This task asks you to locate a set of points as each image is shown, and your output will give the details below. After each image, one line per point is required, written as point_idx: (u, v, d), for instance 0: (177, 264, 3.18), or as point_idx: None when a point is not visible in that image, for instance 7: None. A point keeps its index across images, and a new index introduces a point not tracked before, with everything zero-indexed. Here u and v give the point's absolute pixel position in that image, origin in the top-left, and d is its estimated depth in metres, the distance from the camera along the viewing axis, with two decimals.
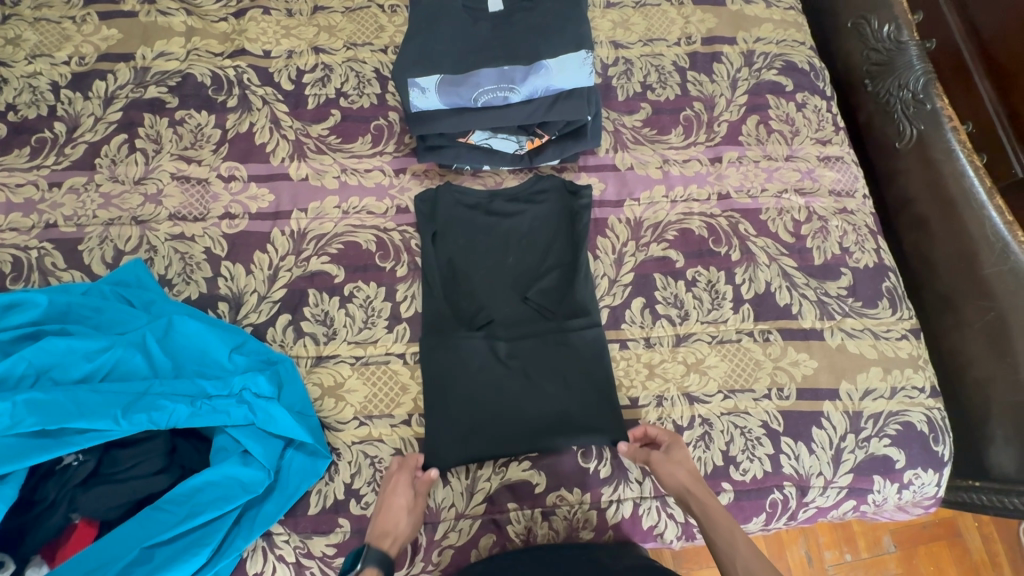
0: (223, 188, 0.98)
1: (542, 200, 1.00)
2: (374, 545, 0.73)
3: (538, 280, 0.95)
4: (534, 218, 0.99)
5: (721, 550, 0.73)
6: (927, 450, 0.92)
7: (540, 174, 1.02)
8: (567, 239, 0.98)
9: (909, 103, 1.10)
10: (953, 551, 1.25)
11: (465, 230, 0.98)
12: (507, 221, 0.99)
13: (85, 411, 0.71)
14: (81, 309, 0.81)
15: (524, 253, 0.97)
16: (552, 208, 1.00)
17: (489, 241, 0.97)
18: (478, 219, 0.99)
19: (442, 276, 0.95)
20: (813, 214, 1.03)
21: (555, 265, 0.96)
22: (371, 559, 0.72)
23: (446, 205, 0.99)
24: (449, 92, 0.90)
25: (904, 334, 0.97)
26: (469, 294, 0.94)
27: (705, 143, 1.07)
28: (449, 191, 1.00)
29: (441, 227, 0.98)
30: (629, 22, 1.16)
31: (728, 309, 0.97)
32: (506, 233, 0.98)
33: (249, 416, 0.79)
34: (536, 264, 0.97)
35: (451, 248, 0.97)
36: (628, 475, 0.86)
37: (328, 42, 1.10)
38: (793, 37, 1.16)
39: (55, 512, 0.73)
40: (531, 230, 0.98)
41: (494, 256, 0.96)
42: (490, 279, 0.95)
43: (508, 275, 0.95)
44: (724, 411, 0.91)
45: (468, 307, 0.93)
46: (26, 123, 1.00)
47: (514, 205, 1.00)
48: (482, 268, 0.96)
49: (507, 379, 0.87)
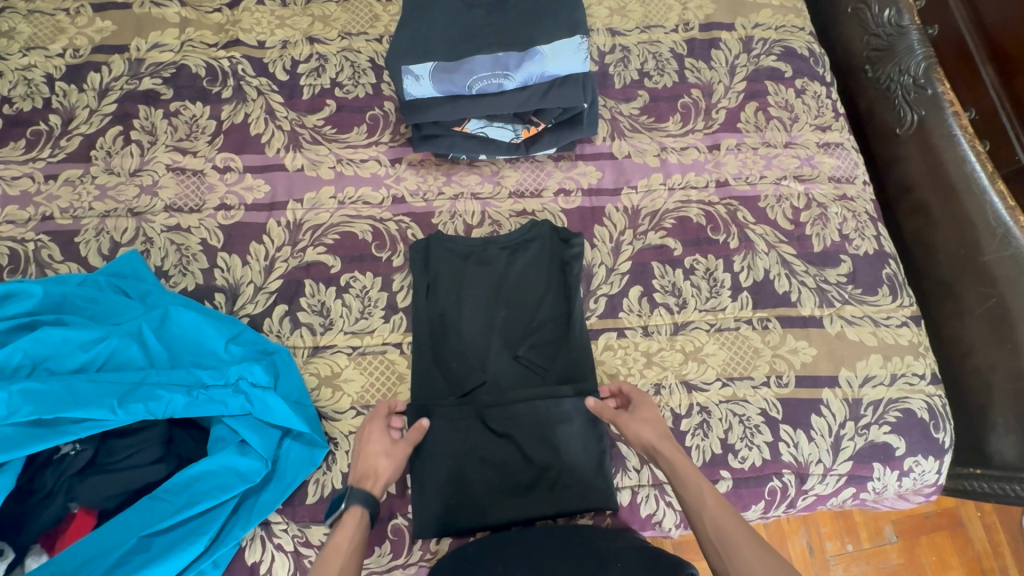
0: (218, 179, 0.98)
1: (533, 248, 0.96)
2: (359, 487, 0.74)
3: (529, 336, 0.91)
4: (526, 268, 0.95)
5: (690, 504, 0.70)
6: (927, 437, 0.91)
7: (533, 221, 0.97)
8: (559, 293, 0.94)
9: (910, 88, 1.09)
10: (955, 540, 1.25)
11: (454, 282, 0.93)
12: (498, 272, 0.94)
13: (81, 402, 0.72)
14: (77, 300, 0.81)
15: (515, 307, 0.93)
16: (545, 257, 0.96)
17: (478, 294, 0.93)
18: (468, 271, 0.94)
19: (429, 332, 0.91)
20: (812, 201, 1.02)
21: (547, 320, 0.92)
22: (356, 499, 0.72)
23: (435, 253, 0.94)
24: (443, 79, 0.90)
25: (904, 321, 0.97)
26: (458, 351, 0.90)
27: (702, 130, 1.06)
28: (438, 242, 0.95)
29: (431, 280, 0.94)
30: (625, 9, 1.15)
31: (726, 297, 0.96)
32: (496, 284, 0.94)
33: (246, 406, 0.79)
34: (527, 318, 0.92)
35: (439, 302, 0.93)
36: (626, 464, 0.88)
37: (323, 31, 1.09)
38: (792, 22, 1.15)
39: (52, 501, 0.73)
40: (522, 283, 0.94)
41: (484, 310, 0.92)
42: (479, 335, 0.91)
43: (499, 333, 0.90)
44: (722, 399, 0.90)
45: (457, 363, 0.89)
46: (22, 116, 1.00)
47: (504, 253, 0.95)
48: (471, 324, 0.91)
49: (497, 447, 0.83)
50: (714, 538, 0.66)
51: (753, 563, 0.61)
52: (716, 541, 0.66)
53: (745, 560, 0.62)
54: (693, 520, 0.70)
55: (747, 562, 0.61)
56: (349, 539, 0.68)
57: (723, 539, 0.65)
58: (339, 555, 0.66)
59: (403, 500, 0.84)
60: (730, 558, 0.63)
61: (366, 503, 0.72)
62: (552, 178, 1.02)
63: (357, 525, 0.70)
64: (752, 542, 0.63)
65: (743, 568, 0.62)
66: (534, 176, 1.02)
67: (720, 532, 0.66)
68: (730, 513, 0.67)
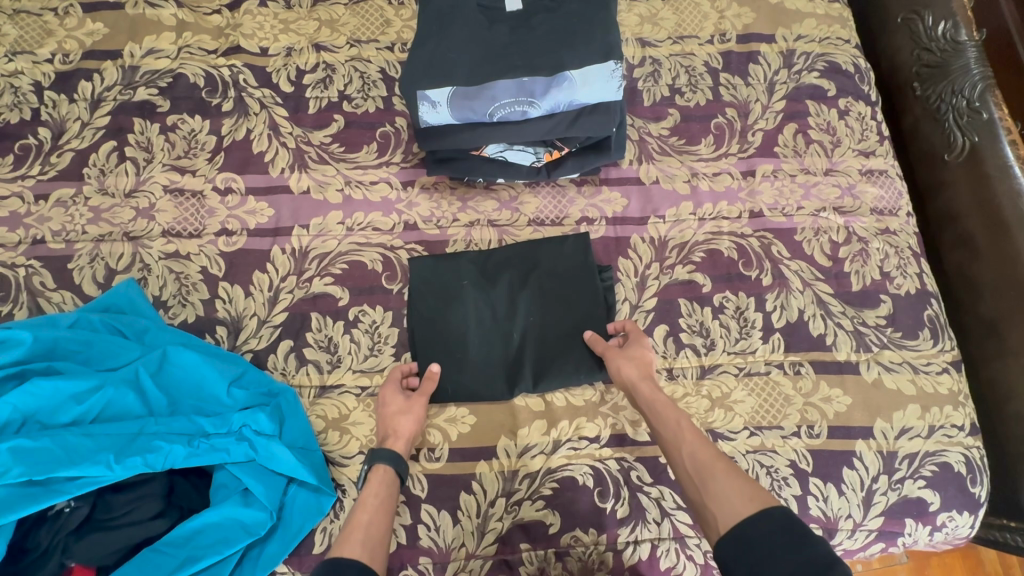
0: (219, 202, 0.92)
1: (556, 270, 0.90)
2: (384, 446, 0.76)
3: (541, 349, 0.87)
4: (542, 275, 0.90)
5: (667, 438, 0.71)
6: (963, 491, 0.87)
7: (564, 244, 0.92)
8: (579, 317, 0.88)
9: (964, 111, 1.01)
10: (965, 561, 1.15)
11: (462, 291, 0.89)
12: (510, 279, 0.90)
13: (76, 459, 0.68)
14: (68, 345, 0.76)
15: (527, 319, 0.88)
16: (565, 263, 0.90)
17: (487, 302, 0.88)
18: (484, 283, 0.89)
19: (437, 343, 0.87)
20: (852, 235, 0.96)
21: (561, 326, 0.88)
22: (382, 459, 0.74)
23: (441, 264, 0.90)
24: (462, 106, 0.82)
25: (944, 367, 0.91)
26: (468, 361, 0.86)
27: (737, 154, 0.99)
28: (453, 261, 0.90)
29: (443, 293, 0.89)
30: (657, 17, 1.06)
31: (757, 339, 0.91)
32: (510, 296, 0.89)
33: (250, 453, 0.75)
34: (540, 327, 0.88)
35: (443, 310, 0.88)
36: (646, 515, 0.82)
37: (330, 38, 1.01)
38: (837, 34, 1.06)
39: (47, 560, 0.69)
40: (539, 296, 0.89)
41: (494, 321, 0.88)
42: (489, 347, 0.87)
43: (504, 338, 0.87)
44: (750, 449, 0.86)
45: (464, 371, 0.86)
46: (8, 128, 0.94)
47: (520, 261, 0.91)
48: (478, 334, 0.87)
49: (491, 325, 0.88)
50: (691, 472, 0.66)
51: (727, 489, 0.62)
52: (693, 474, 0.66)
53: (719, 486, 0.62)
54: (670, 453, 0.70)
55: (721, 489, 0.62)
56: (376, 494, 0.71)
57: (699, 469, 0.66)
58: (368, 507, 0.70)
59: (414, 550, 0.80)
60: (705, 486, 0.64)
61: (391, 461, 0.74)
62: (575, 205, 0.96)
63: (384, 482, 0.73)
64: (726, 470, 0.64)
65: (715, 493, 0.62)
66: (555, 203, 0.96)
67: (696, 463, 0.66)
68: (705, 444, 0.68)
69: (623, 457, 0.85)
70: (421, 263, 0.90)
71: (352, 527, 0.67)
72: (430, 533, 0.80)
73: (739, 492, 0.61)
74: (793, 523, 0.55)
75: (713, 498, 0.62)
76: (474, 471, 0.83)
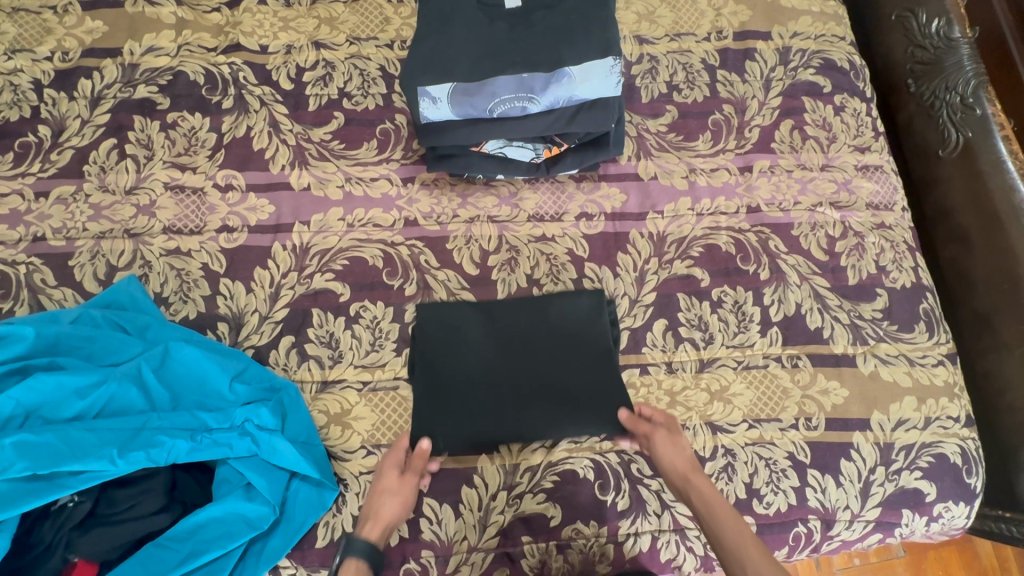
0: (220, 199, 0.92)
1: (564, 318, 0.88)
2: (361, 536, 0.71)
3: (550, 399, 0.84)
4: (554, 328, 0.87)
5: (729, 553, 0.67)
6: (959, 482, 0.88)
7: (575, 291, 0.89)
8: (589, 367, 0.85)
9: (957, 107, 1.02)
10: (961, 555, 1.16)
11: (469, 339, 0.86)
12: (520, 330, 0.87)
13: (79, 453, 0.68)
14: (71, 340, 0.76)
15: (538, 372, 0.85)
16: (577, 317, 0.88)
17: (495, 352, 0.86)
18: (490, 332, 0.87)
19: (442, 392, 0.84)
20: (848, 230, 0.97)
21: (571, 381, 0.85)
22: (355, 551, 0.70)
23: (448, 309, 0.88)
24: (462, 102, 0.82)
25: (940, 359, 0.92)
26: (473, 410, 0.83)
27: (734, 150, 1.00)
28: (459, 307, 0.88)
29: (448, 340, 0.86)
30: (655, 15, 1.07)
31: (755, 332, 0.92)
32: (517, 343, 0.86)
33: (252, 448, 0.75)
34: (548, 378, 0.85)
35: (452, 359, 0.85)
36: (646, 507, 0.83)
37: (330, 35, 1.02)
38: (833, 31, 1.07)
39: (50, 554, 0.69)
40: (548, 344, 0.87)
41: (503, 372, 0.85)
42: (495, 397, 0.84)
43: (510, 387, 0.84)
44: (748, 441, 0.86)
45: (470, 422, 0.83)
46: (8, 126, 0.94)
47: (528, 309, 0.88)
48: (484, 385, 0.84)
49: (498, 374, 0.85)
50: None
51: None
52: None
53: None
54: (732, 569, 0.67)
55: None
56: None
57: None
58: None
59: (416, 544, 0.80)
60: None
61: (365, 555, 0.69)
62: (574, 201, 0.97)
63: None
64: None
65: None
66: (554, 198, 0.97)
67: None
68: (773, 565, 0.65)
69: (623, 450, 0.86)
70: (427, 307, 0.88)
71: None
72: (433, 527, 0.81)
73: None
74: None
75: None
76: (475, 465, 0.84)
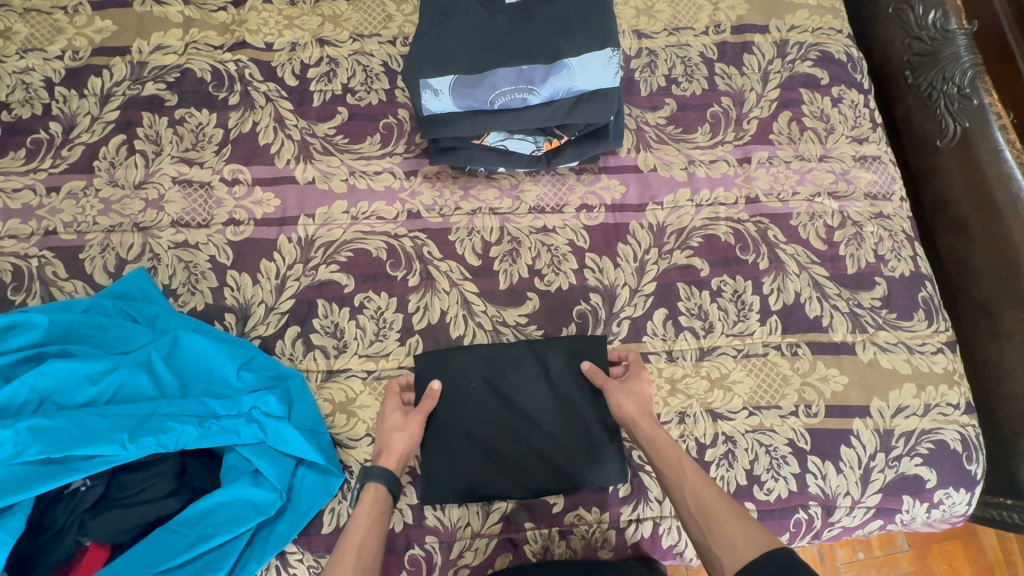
0: (226, 193, 0.94)
1: (565, 366, 0.86)
2: (377, 464, 0.74)
3: (554, 449, 0.83)
4: (554, 376, 0.86)
5: (669, 479, 0.70)
6: (959, 469, 0.88)
7: (575, 338, 0.88)
8: (590, 415, 0.85)
9: (954, 97, 1.03)
10: (966, 549, 1.16)
11: (469, 390, 0.85)
12: (520, 379, 0.85)
13: (91, 437, 0.70)
14: (83, 328, 0.78)
15: (539, 423, 0.83)
16: (577, 365, 0.87)
17: (496, 403, 0.84)
18: (490, 381, 0.85)
19: (442, 444, 0.83)
20: (847, 219, 0.98)
21: (573, 429, 0.84)
22: (373, 477, 0.73)
23: (447, 360, 0.86)
24: (463, 94, 0.84)
25: (939, 347, 0.93)
26: (474, 461, 0.82)
27: (732, 142, 1.01)
28: (458, 358, 0.86)
29: (449, 391, 0.85)
30: (653, 9, 1.09)
31: (754, 320, 0.92)
32: (518, 392, 0.85)
33: (259, 435, 0.77)
34: (551, 428, 0.84)
35: (451, 410, 0.84)
36: (647, 494, 0.83)
37: (333, 33, 1.04)
38: (830, 24, 1.08)
39: (65, 536, 0.71)
40: (549, 393, 0.85)
41: (502, 425, 0.83)
42: (497, 448, 0.83)
43: (513, 437, 0.83)
44: (749, 428, 0.87)
45: (471, 473, 0.82)
46: (20, 123, 0.96)
47: (528, 357, 0.86)
48: (485, 436, 0.83)
49: (499, 424, 0.83)
50: (695, 513, 0.65)
51: (732, 533, 0.61)
52: (697, 516, 0.65)
53: (723, 531, 0.61)
54: (673, 493, 0.69)
55: (725, 532, 0.61)
56: (368, 513, 0.70)
57: (702, 511, 0.65)
58: (360, 528, 0.68)
59: (421, 529, 0.81)
60: (707, 528, 0.63)
61: (382, 479, 0.73)
62: (574, 192, 0.98)
63: (376, 501, 0.72)
64: (730, 512, 0.63)
65: (719, 538, 0.61)
66: (555, 190, 0.98)
67: (700, 506, 0.65)
68: (709, 486, 0.67)
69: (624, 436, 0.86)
70: (426, 358, 0.86)
71: (345, 550, 0.66)
72: (436, 512, 0.82)
73: (744, 534, 0.60)
74: (796, 564, 0.54)
75: (717, 543, 0.61)
76: None
